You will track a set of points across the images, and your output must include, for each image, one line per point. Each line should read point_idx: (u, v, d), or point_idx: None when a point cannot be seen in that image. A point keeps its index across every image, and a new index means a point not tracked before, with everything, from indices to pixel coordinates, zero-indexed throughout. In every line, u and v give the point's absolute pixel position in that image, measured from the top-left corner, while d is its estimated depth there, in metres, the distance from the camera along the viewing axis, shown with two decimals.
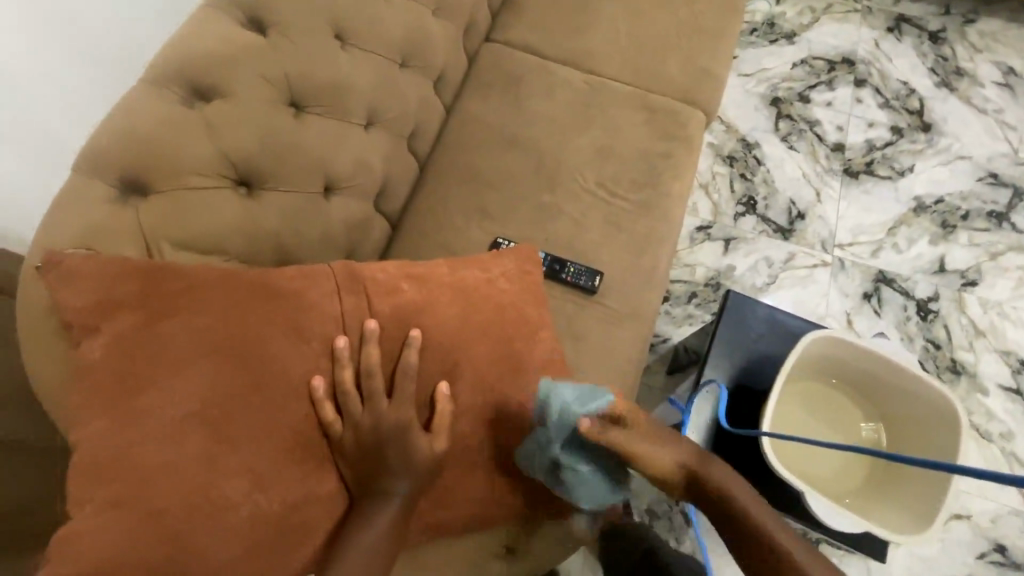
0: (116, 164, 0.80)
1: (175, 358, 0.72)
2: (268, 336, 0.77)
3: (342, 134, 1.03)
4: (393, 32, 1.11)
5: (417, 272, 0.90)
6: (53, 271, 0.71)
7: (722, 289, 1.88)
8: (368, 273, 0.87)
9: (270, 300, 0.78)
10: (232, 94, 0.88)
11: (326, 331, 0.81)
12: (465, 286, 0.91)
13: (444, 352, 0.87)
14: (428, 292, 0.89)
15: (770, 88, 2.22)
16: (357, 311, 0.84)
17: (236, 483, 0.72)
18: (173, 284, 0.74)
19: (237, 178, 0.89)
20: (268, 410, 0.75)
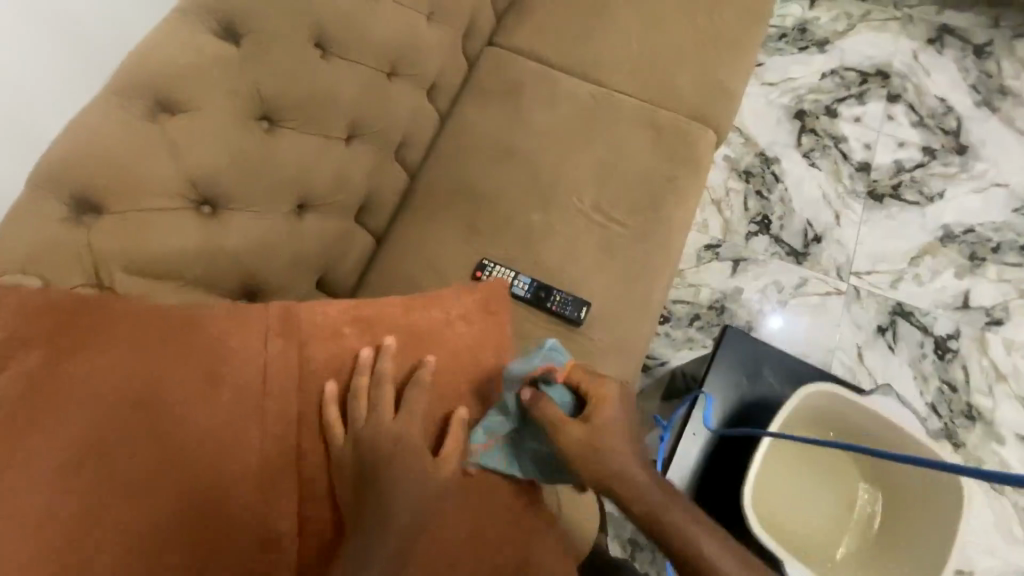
0: (70, 180, 0.76)
1: (72, 401, 0.68)
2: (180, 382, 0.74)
3: (318, 149, 0.98)
4: (380, 40, 1.05)
5: (362, 315, 0.88)
6: None
7: (727, 313, 1.80)
8: (308, 314, 0.85)
9: (188, 343, 0.76)
10: (198, 109, 0.84)
11: (249, 378, 0.78)
12: (416, 335, 0.89)
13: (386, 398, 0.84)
14: (374, 337, 0.87)
15: (795, 99, 2.10)
16: (287, 355, 0.82)
17: (110, 547, 0.66)
18: (82, 320, 0.71)
19: (200, 197, 0.85)
20: (173, 460, 0.72)
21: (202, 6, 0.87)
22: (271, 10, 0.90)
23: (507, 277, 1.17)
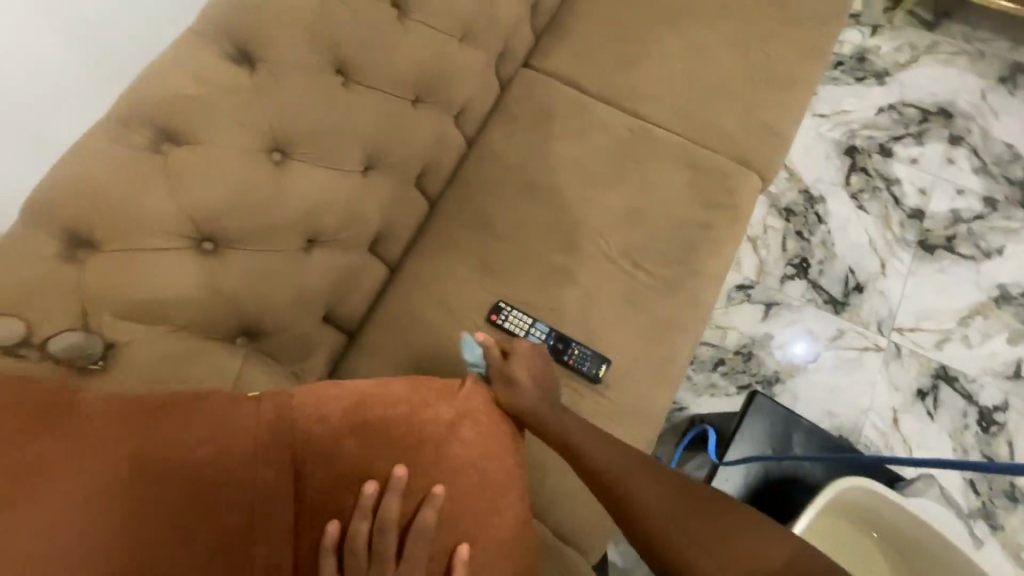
0: (64, 213, 0.72)
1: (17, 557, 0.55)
2: (152, 525, 0.61)
3: (332, 182, 0.92)
4: (407, 66, 0.98)
5: (366, 420, 0.74)
6: None
7: (754, 360, 1.70)
8: (305, 416, 0.73)
9: (166, 473, 0.63)
10: (205, 141, 0.78)
11: (232, 507, 0.66)
12: (424, 441, 0.75)
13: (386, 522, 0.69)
14: (376, 451, 0.73)
15: (847, 134, 1.96)
16: (279, 478, 0.69)
17: None
18: (45, 447, 0.60)
19: (200, 235, 0.79)
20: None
21: (218, 27, 0.81)
22: (290, 33, 0.84)
23: (523, 324, 1.10)
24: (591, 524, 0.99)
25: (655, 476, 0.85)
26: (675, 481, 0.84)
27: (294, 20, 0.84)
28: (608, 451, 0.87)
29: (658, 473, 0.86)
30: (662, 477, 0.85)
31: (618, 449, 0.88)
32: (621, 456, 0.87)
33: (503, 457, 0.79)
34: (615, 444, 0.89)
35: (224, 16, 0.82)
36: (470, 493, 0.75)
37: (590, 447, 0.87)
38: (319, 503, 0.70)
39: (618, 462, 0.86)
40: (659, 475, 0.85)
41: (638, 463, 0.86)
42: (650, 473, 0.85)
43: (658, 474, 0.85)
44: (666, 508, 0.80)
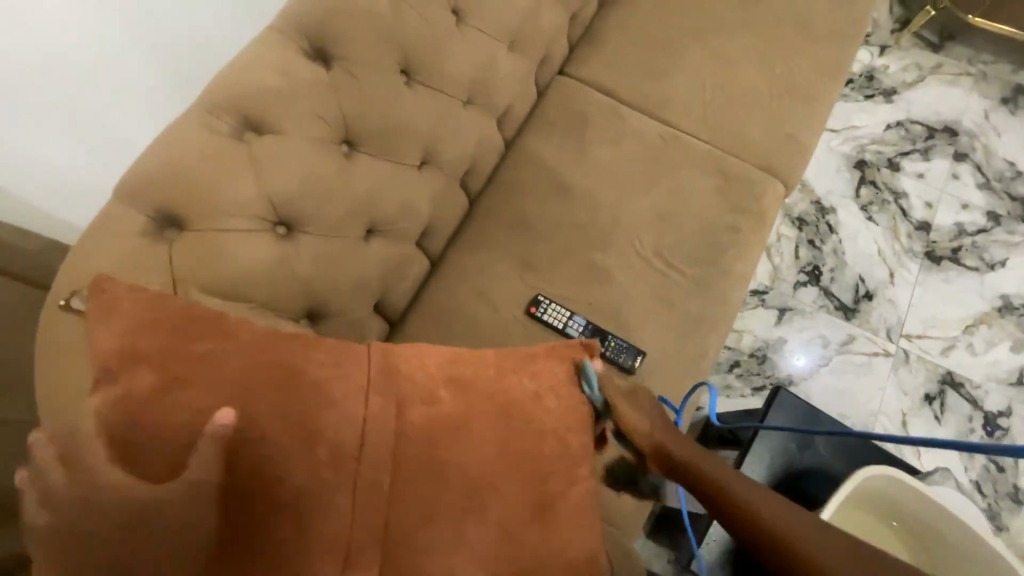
0: (153, 194, 0.76)
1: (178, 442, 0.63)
2: (281, 432, 0.67)
3: (392, 176, 0.97)
4: (461, 69, 1.04)
5: (459, 375, 0.81)
6: (101, 298, 0.69)
7: (768, 363, 1.76)
8: (408, 366, 0.79)
9: (289, 387, 0.69)
10: (284, 132, 0.84)
11: (341, 429, 0.70)
12: (509, 397, 0.82)
13: (470, 472, 0.75)
14: (470, 402, 0.79)
15: (856, 148, 2.04)
16: (387, 408, 0.74)
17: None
18: (197, 350, 0.68)
19: (276, 219, 0.84)
20: (263, 517, 0.64)
21: (296, 26, 0.87)
22: (362, 34, 0.90)
23: (561, 317, 1.15)
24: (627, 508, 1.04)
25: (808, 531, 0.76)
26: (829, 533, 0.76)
27: (365, 22, 0.90)
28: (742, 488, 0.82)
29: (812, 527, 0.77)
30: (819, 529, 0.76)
31: (756, 489, 0.82)
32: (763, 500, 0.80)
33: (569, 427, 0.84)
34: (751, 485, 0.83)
35: (303, 16, 0.87)
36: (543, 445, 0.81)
37: (727, 482, 0.82)
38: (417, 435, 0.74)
39: (761, 503, 0.79)
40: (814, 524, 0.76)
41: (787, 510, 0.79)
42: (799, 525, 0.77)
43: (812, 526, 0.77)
44: (835, 563, 0.71)
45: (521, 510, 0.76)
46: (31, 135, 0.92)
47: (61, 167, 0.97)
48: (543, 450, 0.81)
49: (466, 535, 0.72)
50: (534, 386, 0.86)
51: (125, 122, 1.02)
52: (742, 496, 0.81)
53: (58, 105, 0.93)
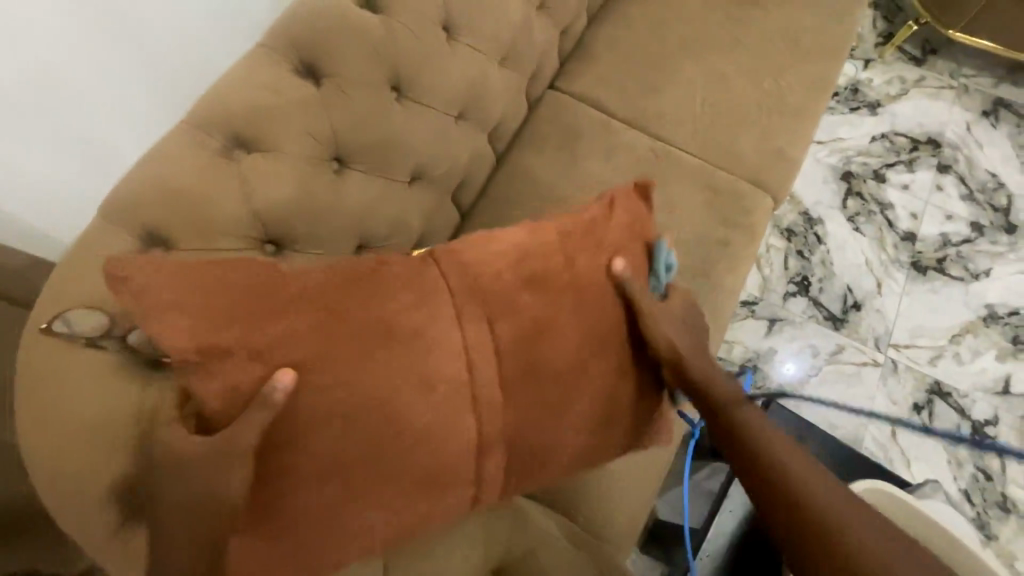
0: (140, 213, 0.75)
1: (302, 415, 0.67)
2: (391, 377, 0.70)
3: (383, 192, 0.97)
4: (453, 84, 1.04)
5: (532, 275, 0.80)
6: (136, 281, 0.64)
7: (758, 373, 1.77)
8: (480, 266, 0.79)
9: (378, 300, 0.72)
10: (273, 149, 0.83)
11: (438, 329, 0.74)
12: (581, 283, 0.83)
13: (560, 375, 0.81)
14: (548, 302, 0.80)
15: (843, 160, 2.07)
16: (474, 329, 0.76)
17: (345, 473, 0.69)
18: (279, 304, 0.68)
19: (265, 236, 0.84)
20: (390, 412, 0.70)
21: (286, 42, 0.87)
22: (352, 50, 0.89)
23: None
24: None
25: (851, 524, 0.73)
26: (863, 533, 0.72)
27: (357, 39, 0.90)
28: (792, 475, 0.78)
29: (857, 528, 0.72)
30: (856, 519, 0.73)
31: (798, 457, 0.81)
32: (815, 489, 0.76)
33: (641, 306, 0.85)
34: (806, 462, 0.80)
35: (293, 32, 0.87)
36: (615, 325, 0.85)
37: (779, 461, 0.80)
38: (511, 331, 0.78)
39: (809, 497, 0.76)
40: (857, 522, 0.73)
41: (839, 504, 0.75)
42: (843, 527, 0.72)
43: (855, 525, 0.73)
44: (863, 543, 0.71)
45: (607, 379, 0.85)
46: (28, 151, 0.92)
47: (57, 182, 0.98)
48: (616, 349, 0.85)
49: (564, 411, 0.82)
50: (596, 254, 0.85)
51: (115, 136, 1.04)
52: (793, 483, 0.77)
53: (53, 121, 0.93)
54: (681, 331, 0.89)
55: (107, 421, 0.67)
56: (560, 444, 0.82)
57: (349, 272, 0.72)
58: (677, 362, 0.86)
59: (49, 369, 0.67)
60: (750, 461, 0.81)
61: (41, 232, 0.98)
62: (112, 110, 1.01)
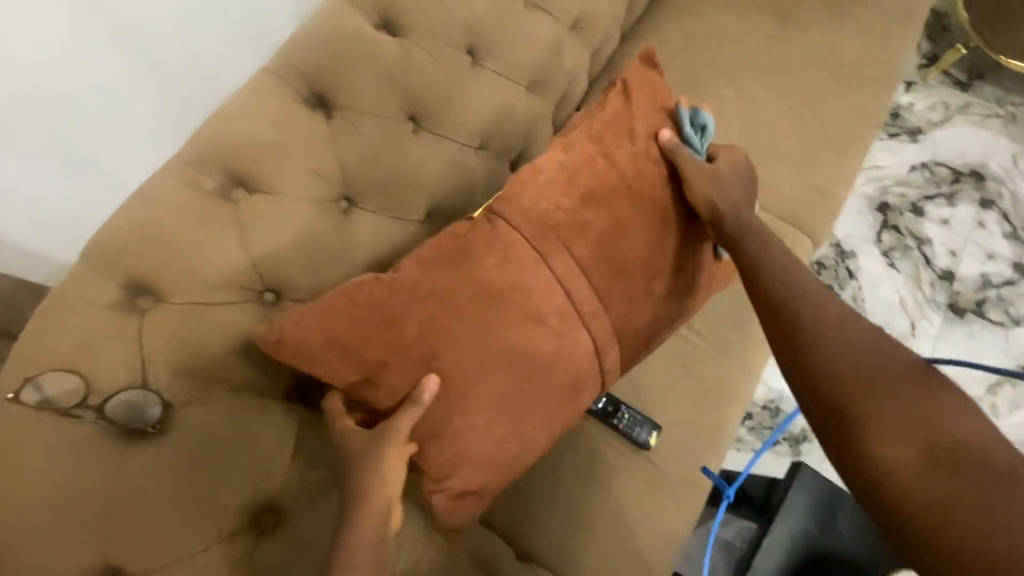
0: (128, 263, 0.68)
1: (458, 389, 0.74)
2: (518, 325, 0.76)
3: (395, 233, 0.88)
4: (477, 113, 0.95)
5: (586, 193, 0.81)
6: (284, 348, 0.68)
7: (781, 416, 1.67)
8: (536, 199, 0.79)
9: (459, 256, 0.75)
10: (275, 190, 0.75)
11: (520, 262, 0.77)
12: (630, 180, 0.83)
13: (639, 266, 0.83)
14: (611, 209, 0.81)
15: (879, 190, 1.97)
16: (558, 259, 0.78)
17: (501, 398, 0.76)
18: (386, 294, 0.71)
19: (262, 287, 0.75)
20: (513, 337, 0.76)
21: (296, 71, 0.79)
22: (367, 81, 0.82)
23: None
24: None
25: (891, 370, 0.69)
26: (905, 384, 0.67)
27: (373, 68, 0.82)
28: (822, 327, 0.73)
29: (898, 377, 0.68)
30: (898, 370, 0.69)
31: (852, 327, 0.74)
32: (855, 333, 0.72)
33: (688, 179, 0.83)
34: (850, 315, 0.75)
35: (303, 61, 0.79)
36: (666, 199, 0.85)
37: (805, 309, 0.75)
38: (591, 250, 0.80)
39: (841, 348, 0.71)
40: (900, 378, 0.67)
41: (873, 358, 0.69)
42: (879, 375, 0.68)
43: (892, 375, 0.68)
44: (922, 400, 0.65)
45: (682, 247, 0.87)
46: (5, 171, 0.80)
47: (44, 203, 0.86)
48: (675, 235, 0.86)
49: (654, 289, 0.85)
50: (630, 142, 0.83)
51: (112, 152, 0.90)
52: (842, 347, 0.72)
53: (42, 142, 0.81)
54: (723, 186, 0.86)
55: (74, 506, 0.60)
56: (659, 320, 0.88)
57: (438, 254, 0.75)
58: (717, 218, 0.84)
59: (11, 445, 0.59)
60: (778, 311, 0.77)
61: (29, 253, 0.88)
62: (115, 133, 0.89)
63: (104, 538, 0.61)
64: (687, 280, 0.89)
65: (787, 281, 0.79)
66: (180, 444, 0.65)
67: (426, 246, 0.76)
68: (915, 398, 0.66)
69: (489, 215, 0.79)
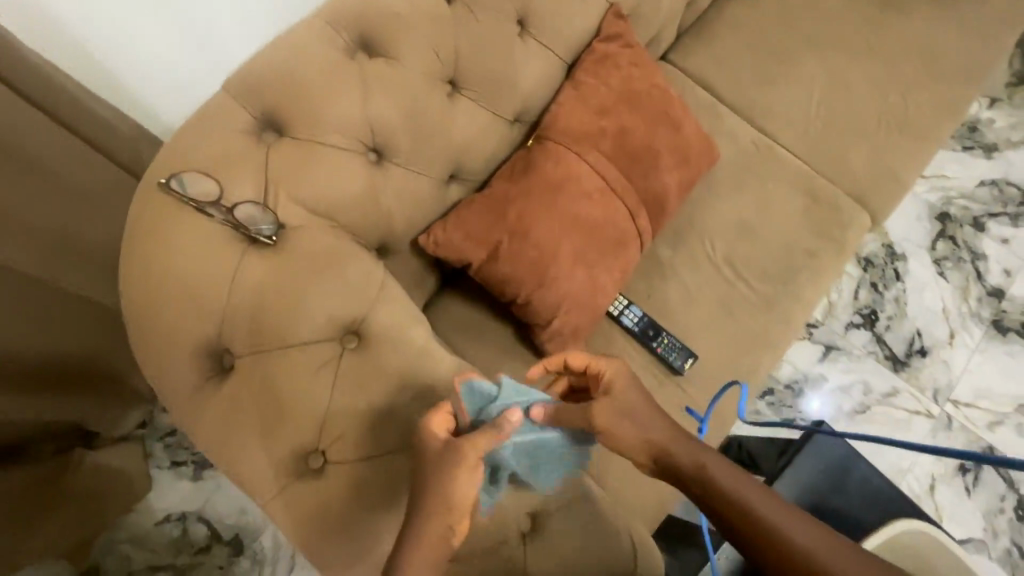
0: (262, 96, 0.76)
1: (582, 240, 0.94)
2: (572, 201, 0.93)
3: (489, 126, 0.94)
4: (578, 30, 1.00)
5: (592, 94, 0.98)
6: (443, 245, 0.90)
7: (803, 397, 1.71)
8: (563, 117, 0.96)
9: (531, 171, 0.92)
10: (395, 57, 0.82)
11: (579, 145, 0.95)
12: (606, 62, 1.00)
13: (653, 113, 1.02)
14: (615, 87, 0.99)
15: (943, 199, 1.94)
16: (605, 127, 0.97)
17: (620, 220, 0.97)
18: (501, 217, 0.90)
19: (370, 144, 0.83)
20: (601, 182, 0.96)
21: None
22: None
23: (618, 304, 1.11)
24: (648, 509, 1.02)
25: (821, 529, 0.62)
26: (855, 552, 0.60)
27: None
28: (739, 490, 0.64)
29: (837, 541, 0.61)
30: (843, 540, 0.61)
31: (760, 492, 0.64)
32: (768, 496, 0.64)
33: (630, 54, 1.03)
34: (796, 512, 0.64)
35: None
36: (632, 65, 1.02)
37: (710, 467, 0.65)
38: (620, 116, 0.99)
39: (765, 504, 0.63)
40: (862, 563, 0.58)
41: (817, 533, 0.60)
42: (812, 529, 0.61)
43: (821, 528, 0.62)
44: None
45: (665, 90, 1.05)
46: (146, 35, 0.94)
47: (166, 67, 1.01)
48: (655, 83, 1.04)
49: (674, 121, 1.04)
50: (596, 54, 1.00)
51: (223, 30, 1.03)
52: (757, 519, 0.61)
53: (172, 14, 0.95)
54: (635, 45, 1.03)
55: (200, 286, 0.69)
56: (692, 139, 1.07)
57: (509, 176, 0.93)
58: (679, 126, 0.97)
59: (155, 224, 0.70)
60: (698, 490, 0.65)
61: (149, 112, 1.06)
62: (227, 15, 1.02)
63: (220, 320, 0.70)
64: (681, 107, 1.07)
65: (667, 444, 0.67)
66: (290, 259, 0.73)
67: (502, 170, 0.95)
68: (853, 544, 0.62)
69: (541, 140, 0.95)
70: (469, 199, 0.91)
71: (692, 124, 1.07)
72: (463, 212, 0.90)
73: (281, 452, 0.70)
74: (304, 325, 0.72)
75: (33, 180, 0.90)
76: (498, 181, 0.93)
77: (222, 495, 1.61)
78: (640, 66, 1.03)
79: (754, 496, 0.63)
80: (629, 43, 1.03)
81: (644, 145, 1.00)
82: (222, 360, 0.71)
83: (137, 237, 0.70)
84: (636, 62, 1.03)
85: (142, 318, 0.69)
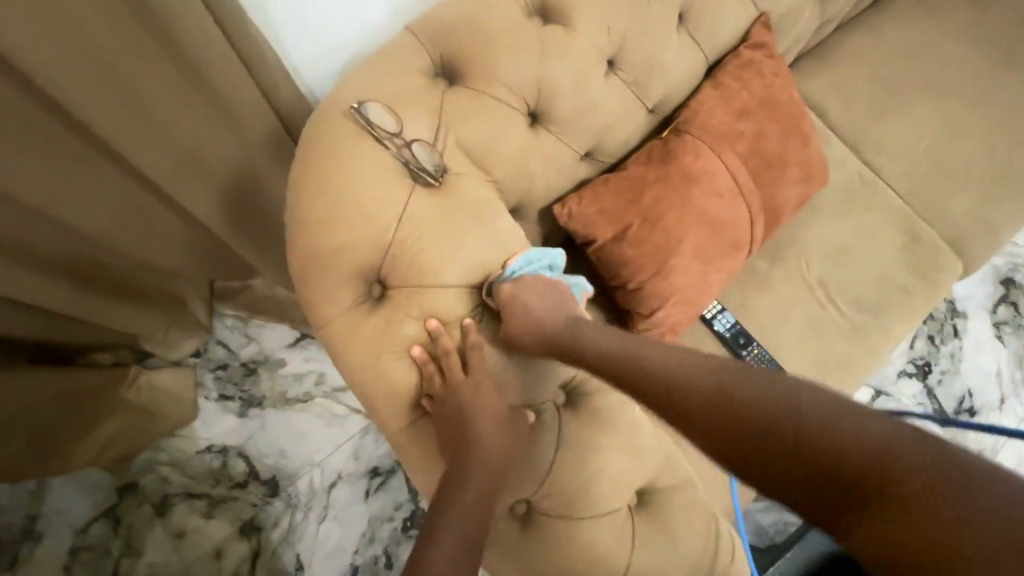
0: (442, 45, 0.79)
1: (705, 236, 0.95)
2: (704, 198, 0.95)
3: (634, 110, 0.95)
4: (727, 33, 1.01)
5: (733, 96, 1.00)
6: (576, 218, 0.91)
7: None
8: (705, 114, 0.98)
9: (668, 161, 0.94)
10: (568, 27, 0.83)
11: (716, 143, 0.97)
12: (749, 69, 1.01)
13: (786, 125, 1.03)
14: (755, 94, 1.01)
15: (1010, 264, 1.94)
16: (742, 131, 0.99)
17: (742, 223, 0.99)
18: (632, 200, 0.92)
19: (529, 107, 0.85)
20: (732, 184, 0.97)
21: None
22: None
23: (712, 308, 1.12)
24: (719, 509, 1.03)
25: (879, 453, 0.43)
26: (935, 503, 0.39)
27: None
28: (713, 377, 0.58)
29: (903, 496, 0.41)
30: (930, 487, 0.40)
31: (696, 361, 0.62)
32: (793, 411, 0.49)
33: (772, 64, 1.04)
34: (872, 424, 0.45)
35: None
36: (774, 75, 1.03)
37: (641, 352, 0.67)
38: (758, 123, 1.01)
39: (796, 435, 0.48)
40: (862, 423, 0.45)
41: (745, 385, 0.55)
42: (850, 473, 0.44)
43: (878, 459, 0.43)
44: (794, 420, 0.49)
45: (799, 106, 1.06)
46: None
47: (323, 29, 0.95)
48: (791, 97, 1.05)
49: (804, 137, 1.05)
50: (741, 59, 1.02)
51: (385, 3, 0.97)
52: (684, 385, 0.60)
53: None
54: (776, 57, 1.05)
55: (366, 213, 0.71)
56: (818, 157, 1.07)
57: (645, 162, 0.95)
58: (793, 153, 1.03)
59: (334, 146, 0.72)
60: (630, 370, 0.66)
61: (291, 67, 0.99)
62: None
63: (378, 248, 0.72)
64: (810, 124, 1.08)
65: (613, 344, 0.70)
66: (450, 202, 0.75)
67: (639, 155, 0.97)
68: (961, 470, 0.39)
69: (679, 133, 0.97)
70: (605, 178, 0.93)
71: (818, 142, 1.08)
72: (598, 190, 0.92)
73: (419, 385, 0.72)
74: (455, 268, 0.74)
75: (204, 108, 0.90)
76: (633, 166, 0.95)
77: (267, 434, 1.53)
78: (781, 78, 1.04)
79: (770, 429, 0.50)
80: (772, 53, 1.05)
81: (775, 156, 1.02)
82: (372, 290, 0.74)
83: (314, 157, 0.73)
84: (777, 74, 1.04)
85: (306, 234, 0.72)
